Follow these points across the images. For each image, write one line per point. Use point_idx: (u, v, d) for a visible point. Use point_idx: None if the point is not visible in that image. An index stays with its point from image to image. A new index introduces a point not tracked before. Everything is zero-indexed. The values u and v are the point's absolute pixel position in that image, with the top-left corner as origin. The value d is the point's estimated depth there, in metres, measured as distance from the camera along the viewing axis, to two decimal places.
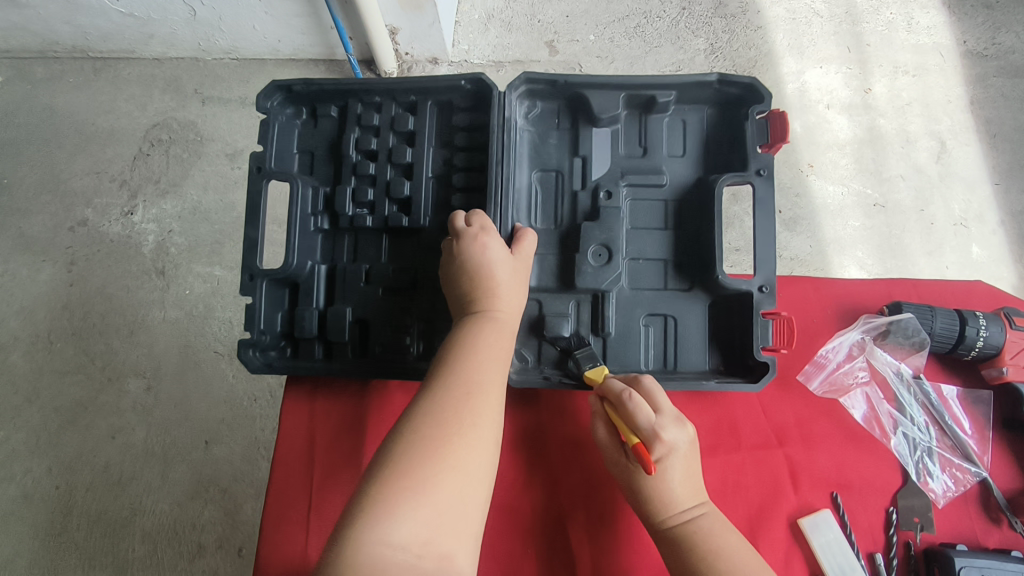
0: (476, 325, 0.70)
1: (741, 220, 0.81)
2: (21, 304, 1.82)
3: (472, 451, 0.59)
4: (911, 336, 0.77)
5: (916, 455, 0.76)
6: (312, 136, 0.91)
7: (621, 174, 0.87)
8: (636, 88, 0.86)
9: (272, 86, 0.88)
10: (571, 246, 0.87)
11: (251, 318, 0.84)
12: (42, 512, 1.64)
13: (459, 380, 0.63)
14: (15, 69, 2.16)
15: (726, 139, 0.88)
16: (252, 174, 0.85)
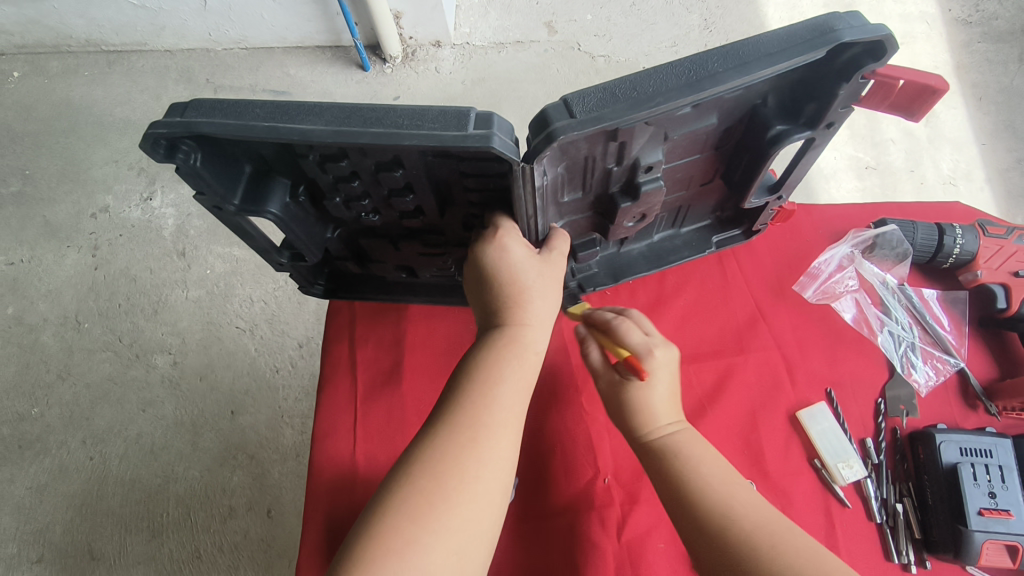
0: (494, 341, 0.56)
1: (803, 164, 0.64)
2: (47, 288, 1.83)
3: (467, 514, 0.47)
4: (895, 247, 0.74)
5: (900, 350, 0.73)
6: (242, 146, 0.55)
7: (667, 134, 0.56)
8: (698, 81, 0.48)
9: (151, 133, 0.49)
10: (601, 208, 0.65)
11: (304, 280, 0.75)
12: (75, 484, 1.57)
13: (465, 413, 0.50)
14: (32, 65, 2.24)
15: (808, 81, 0.54)
16: (214, 216, 0.58)
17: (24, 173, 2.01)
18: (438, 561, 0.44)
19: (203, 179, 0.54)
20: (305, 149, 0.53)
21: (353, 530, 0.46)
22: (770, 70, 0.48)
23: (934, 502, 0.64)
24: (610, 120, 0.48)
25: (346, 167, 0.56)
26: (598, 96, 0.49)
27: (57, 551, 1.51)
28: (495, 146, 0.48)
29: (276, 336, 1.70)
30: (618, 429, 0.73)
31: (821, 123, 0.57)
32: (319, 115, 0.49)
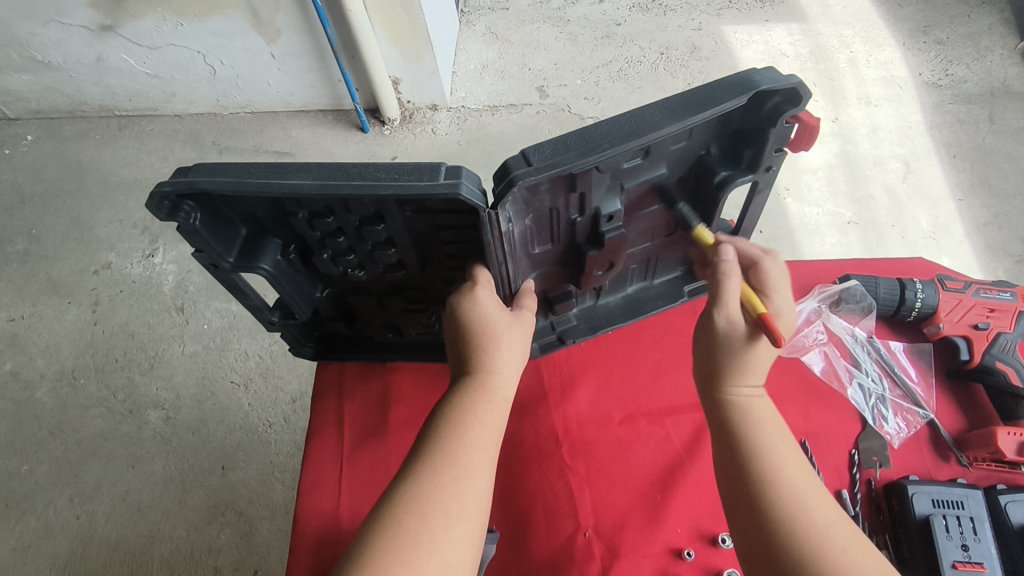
0: (465, 388, 0.58)
1: (754, 208, 0.69)
2: (44, 343, 1.85)
3: (452, 554, 0.47)
4: (860, 301, 0.78)
5: (871, 403, 0.74)
6: (237, 207, 0.59)
7: (622, 183, 0.61)
8: (639, 129, 0.53)
9: (159, 193, 0.53)
10: (571, 258, 0.69)
11: (293, 340, 0.78)
12: (59, 544, 1.54)
13: (442, 458, 0.52)
14: (46, 128, 2.34)
15: (743, 129, 0.60)
16: (209, 273, 0.62)
17: (31, 232, 2.07)
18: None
19: (202, 237, 0.57)
20: (294, 206, 0.57)
21: (338, 569, 0.46)
22: (703, 116, 0.53)
23: (911, 553, 0.64)
24: (564, 165, 0.52)
25: (333, 223, 0.59)
26: (552, 146, 0.54)
27: None
28: (464, 194, 0.52)
29: (270, 389, 1.72)
30: (600, 482, 0.74)
31: (760, 167, 0.62)
32: (308, 172, 0.53)
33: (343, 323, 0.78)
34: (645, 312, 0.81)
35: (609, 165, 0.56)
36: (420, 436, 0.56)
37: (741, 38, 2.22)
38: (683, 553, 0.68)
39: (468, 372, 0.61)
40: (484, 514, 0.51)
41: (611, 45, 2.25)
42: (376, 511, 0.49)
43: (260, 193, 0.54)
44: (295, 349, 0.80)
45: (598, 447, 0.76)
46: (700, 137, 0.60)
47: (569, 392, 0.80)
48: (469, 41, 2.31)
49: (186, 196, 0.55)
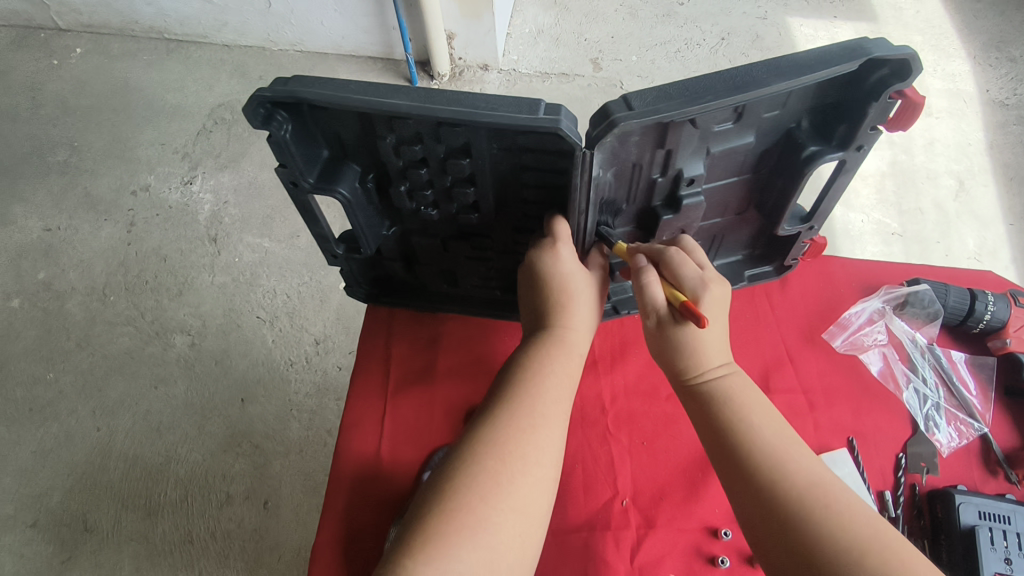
0: (542, 342, 0.59)
1: (834, 191, 0.67)
2: (78, 257, 1.87)
3: (528, 497, 0.48)
4: (926, 306, 0.76)
5: (925, 409, 0.74)
6: (326, 126, 0.58)
7: (709, 147, 0.59)
8: (744, 84, 0.51)
9: (257, 98, 0.52)
10: (643, 222, 0.68)
11: (350, 277, 0.78)
12: (79, 453, 1.58)
13: (520, 406, 0.52)
14: (95, 44, 2.33)
15: (839, 103, 0.58)
16: (287, 191, 0.61)
17: (73, 145, 2.08)
18: (506, 539, 0.46)
19: (289, 151, 0.56)
20: (385, 129, 0.56)
21: (418, 501, 0.48)
22: (810, 77, 0.51)
23: (950, 559, 0.64)
24: (664, 113, 0.51)
25: (420, 153, 0.58)
26: (654, 93, 0.52)
27: (51, 518, 1.51)
28: (564, 130, 0.51)
29: (295, 329, 1.73)
30: (642, 455, 0.74)
31: (851, 145, 0.59)
32: (407, 93, 0.52)
33: (400, 265, 0.77)
34: None
35: (703, 121, 0.55)
36: (497, 386, 0.56)
37: (806, 32, 2.16)
38: (719, 532, 0.69)
39: (546, 327, 0.61)
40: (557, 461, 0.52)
41: (672, 24, 2.19)
42: (453, 453, 0.51)
43: (358, 109, 0.52)
44: (349, 287, 0.80)
45: (642, 421, 0.76)
46: (795, 107, 0.58)
47: (618, 362, 0.80)
48: (527, 3, 2.25)
49: (281, 105, 0.54)
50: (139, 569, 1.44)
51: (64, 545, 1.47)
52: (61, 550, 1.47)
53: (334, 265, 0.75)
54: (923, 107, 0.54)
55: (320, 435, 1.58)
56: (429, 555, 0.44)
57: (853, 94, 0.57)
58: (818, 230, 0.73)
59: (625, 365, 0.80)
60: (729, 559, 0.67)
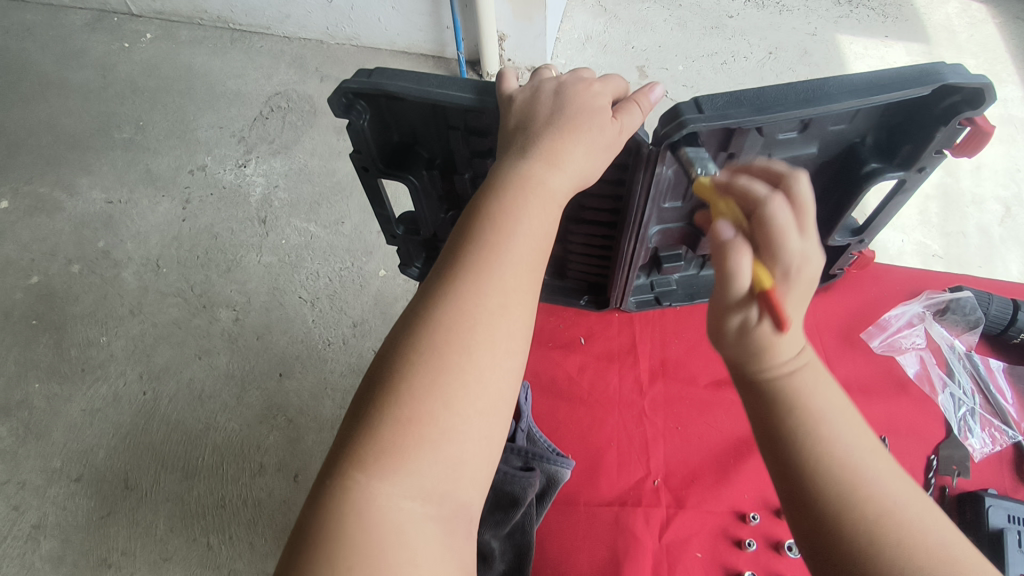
0: (515, 182, 0.48)
1: (891, 209, 0.68)
2: (136, 229, 1.97)
3: (487, 362, 0.43)
4: (967, 314, 0.78)
5: (959, 414, 0.74)
6: (400, 116, 0.62)
7: (771, 153, 0.61)
8: (814, 99, 0.53)
9: (341, 89, 0.57)
10: (696, 220, 0.69)
11: (406, 256, 0.82)
12: (125, 413, 1.66)
13: (488, 272, 0.45)
14: (164, 30, 2.45)
15: (906, 125, 0.60)
16: (359, 176, 0.66)
17: (137, 124, 2.19)
18: (482, 421, 0.42)
19: (366, 138, 0.61)
20: (457, 121, 0.60)
21: (367, 386, 0.43)
22: (884, 97, 0.53)
23: None
24: (735, 119, 0.53)
25: (488, 144, 0.62)
26: (726, 99, 0.54)
27: (95, 474, 1.57)
28: (631, 125, 0.56)
29: (334, 311, 1.79)
30: (675, 439, 0.76)
31: (913, 166, 0.62)
32: (482, 89, 0.56)
33: None
34: None
35: (770, 129, 0.57)
36: (455, 237, 0.48)
37: (856, 51, 2.15)
38: (747, 517, 0.71)
39: (509, 169, 0.50)
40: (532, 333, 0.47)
41: (720, 36, 2.21)
42: (412, 326, 0.44)
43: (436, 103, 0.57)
44: (404, 266, 0.84)
45: (675, 407, 0.79)
46: (862, 122, 0.60)
47: (656, 349, 0.83)
48: (578, 10, 2.30)
49: (361, 97, 0.58)
50: (173, 528, 1.49)
51: (105, 500, 1.54)
52: (102, 505, 1.53)
53: (392, 244, 0.80)
54: (990, 138, 0.55)
55: None
56: (400, 441, 0.40)
57: (920, 116, 0.59)
58: (869, 243, 0.75)
59: (663, 353, 0.83)
60: (756, 542, 0.69)
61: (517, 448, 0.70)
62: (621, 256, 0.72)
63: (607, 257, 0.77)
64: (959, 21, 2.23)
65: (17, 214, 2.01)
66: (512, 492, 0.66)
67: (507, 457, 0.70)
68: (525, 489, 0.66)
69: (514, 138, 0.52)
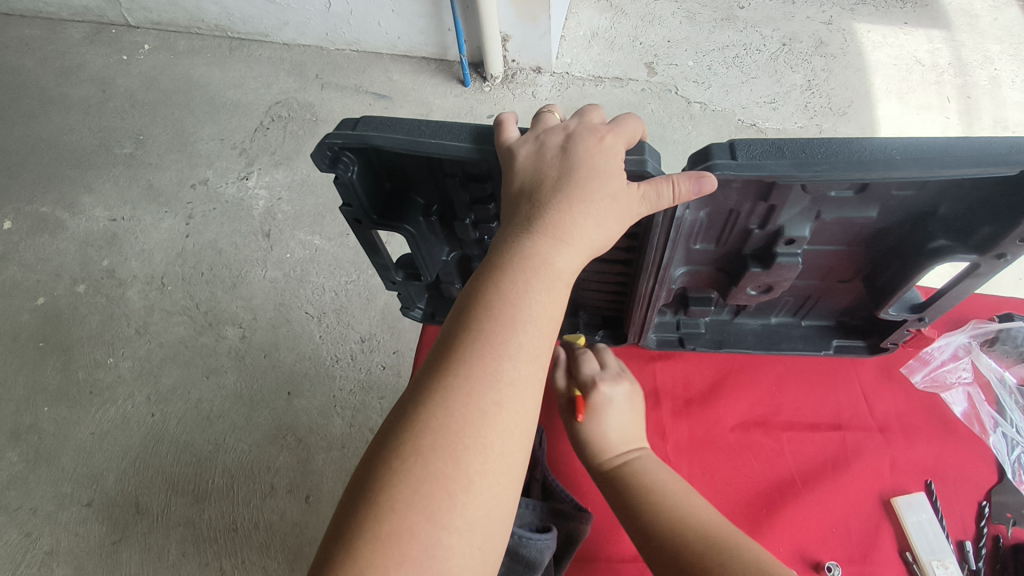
0: (517, 265, 0.46)
1: (956, 291, 0.61)
2: (140, 247, 1.94)
3: (486, 465, 0.41)
4: (1018, 345, 0.73)
5: (1014, 455, 0.69)
6: (393, 165, 0.59)
7: (820, 212, 0.56)
8: (870, 161, 0.47)
9: (326, 144, 0.54)
10: (727, 267, 0.65)
11: (407, 300, 0.78)
12: (134, 436, 1.63)
13: (483, 369, 0.43)
14: (162, 41, 2.41)
15: (987, 204, 0.53)
16: (353, 227, 0.63)
17: (138, 138, 2.16)
18: (472, 536, 0.39)
19: (357, 190, 0.58)
20: (453, 167, 0.56)
21: (360, 481, 0.41)
22: (953, 172, 0.46)
23: None
24: (772, 171, 0.48)
25: (488, 190, 0.58)
26: (765, 148, 0.49)
27: (105, 499, 1.54)
28: (649, 172, 0.50)
29: (341, 326, 1.75)
30: (701, 486, 0.71)
31: (989, 252, 0.55)
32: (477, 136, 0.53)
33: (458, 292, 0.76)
34: (780, 348, 0.74)
35: (816, 188, 0.51)
36: (453, 328, 0.45)
37: (875, 39, 2.06)
38: None
39: (509, 247, 0.48)
40: (527, 436, 0.45)
41: (731, 28, 2.13)
42: (403, 425, 0.42)
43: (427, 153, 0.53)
44: (407, 309, 0.79)
45: (699, 451, 0.73)
46: (933, 193, 0.53)
47: (678, 386, 0.78)
48: (583, 7, 2.23)
49: (349, 149, 0.55)
50: (185, 553, 1.46)
51: (116, 526, 1.51)
52: (112, 531, 1.50)
53: (393, 290, 0.76)
54: None
55: (362, 432, 1.58)
56: (380, 561, 0.37)
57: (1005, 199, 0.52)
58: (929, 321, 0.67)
59: (685, 391, 0.77)
60: None
61: (531, 505, 0.67)
62: (638, 293, 0.66)
63: (624, 293, 0.70)
64: (982, 5, 2.13)
65: (20, 233, 1.99)
66: (527, 555, 0.61)
67: (519, 515, 0.66)
68: (543, 552, 0.61)
69: (516, 202, 0.50)
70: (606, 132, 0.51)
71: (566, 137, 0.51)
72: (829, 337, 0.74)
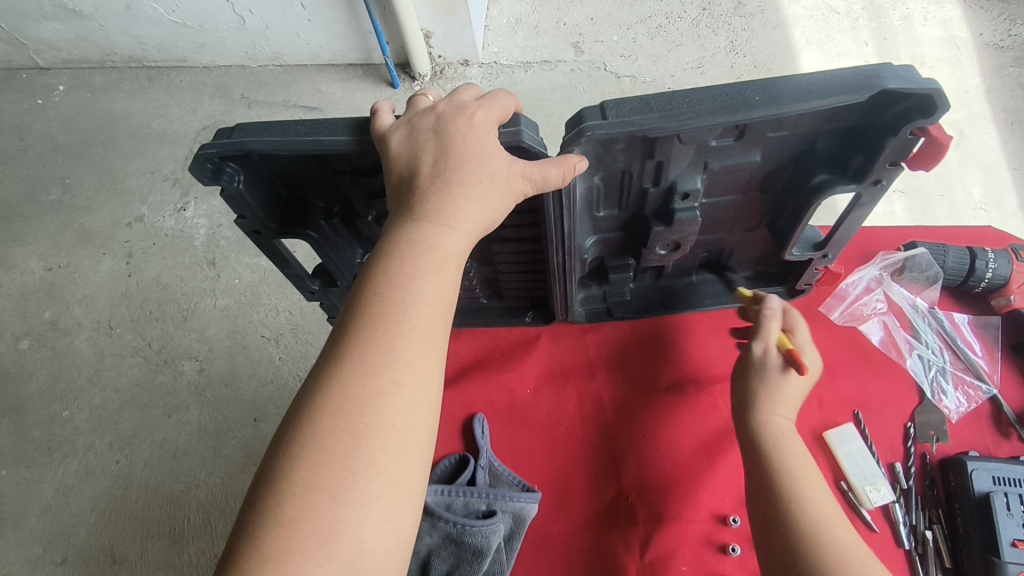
0: (402, 250, 0.47)
1: (850, 221, 0.63)
2: (81, 293, 1.88)
3: (388, 444, 0.42)
4: (925, 270, 0.76)
5: (930, 375, 0.72)
6: (280, 169, 0.58)
7: (707, 162, 0.57)
8: (734, 105, 0.49)
9: (201, 155, 0.53)
10: (633, 231, 0.66)
11: (332, 309, 0.78)
12: (100, 486, 1.58)
13: (376, 351, 0.43)
14: (77, 79, 2.33)
15: (857, 132, 0.55)
16: (251, 239, 0.62)
17: (64, 182, 2.09)
18: (378, 512, 0.40)
19: (247, 202, 0.57)
20: (340, 163, 0.57)
21: (259, 475, 0.41)
22: (808, 106, 0.48)
23: (966, 530, 0.63)
24: (641, 126, 0.49)
25: (381, 181, 0.59)
26: (635, 104, 0.51)
27: (80, 554, 1.50)
28: (526, 141, 0.51)
29: (300, 345, 1.72)
30: (644, 448, 0.72)
31: (866, 178, 0.57)
32: (355, 127, 0.53)
33: None
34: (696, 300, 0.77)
35: (694, 138, 0.53)
36: (345, 317, 0.46)
37: None
38: (728, 520, 0.66)
39: (396, 234, 0.48)
40: (431, 414, 0.46)
41: None
42: (302, 413, 0.42)
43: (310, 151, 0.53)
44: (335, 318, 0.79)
45: (639, 415, 0.75)
46: (807, 132, 0.55)
47: (615, 357, 0.79)
48: None
49: (228, 158, 0.54)
50: None
51: None
52: None
53: (315, 301, 0.76)
54: (946, 151, 0.51)
55: None
56: (286, 543, 0.37)
57: (870, 124, 0.54)
58: (833, 257, 0.70)
59: (623, 360, 0.79)
60: (740, 545, 0.65)
61: (478, 491, 0.67)
62: (552, 268, 0.66)
63: (541, 272, 0.72)
64: None
65: None
66: (474, 543, 0.62)
67: (467, 503, 0.67)
68: (488, 537, 0.62)
69: (399, 189, 0.50)
70: (473, 108, 0.51)
71: (436, 118, 0.51)
72: (747, 282, 0.77)
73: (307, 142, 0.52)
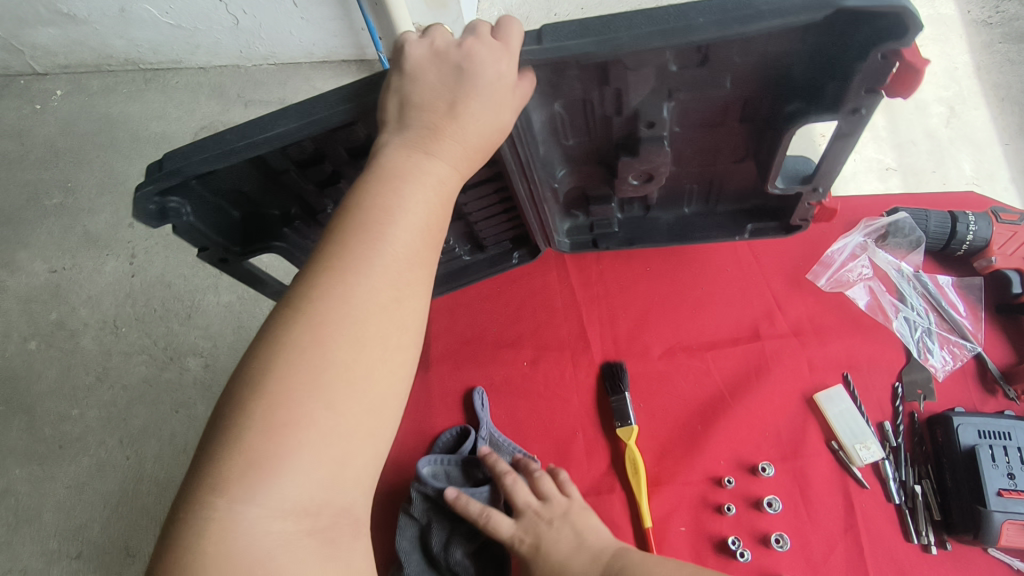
0: (397, 180, 0.51)
1: (835, 153, 0.62)
2: (87, 294, 1.90)
3: (371, 358, 0.47)
4: (908, 235, 0.77)
5: (917, 335, 0.74)
6: (222, 187, 0.64)
7: (671, 90, 0.59)
8: (674, 30, 0.50)
9: (142, 199, 0.59)
10: (603, 158, 0.69)
11: None
12: (112, 481, 1.61)
13: (366, 273, 0.48)
14: (74, 83, 2.34)
15: (828, 58, 0.54)
16: (218, 263, 0.71)
17: (66, 186, 2.11)
18: (355, 420, 0.46)
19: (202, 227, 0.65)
20: (276, 161, 0.62)
21: (253, 371, 0.45)
22: (748, 28, 0.49)
23: (953, 483, 0.65)
24: (573, 51, 0.51)
25: (325, 167, 0.65)
26: (572, 28, 0.52)
27: (95, 548, 1.52)
28: None
29: None
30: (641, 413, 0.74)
31: (844, 107, 0.56)
32: (280, 121, 0.57)
33: None
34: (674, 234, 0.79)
35: (643, 61, 0.54)
36: (337, 234, 0.49)
37: None
38: (723, 481, 0.70)
39: (387, 162, 0.52)
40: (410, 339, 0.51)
41: None
42: (292, 315, 0.46)
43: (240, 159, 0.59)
44: None
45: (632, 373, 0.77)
46: (773, 57, 0.55)
47: (612, 325, 0.81)
48: None
49: (168, 194, 0.61)
50: None
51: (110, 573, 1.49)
52: None
53: None
54: (921, 74, 0.50)
55: None
56: (281, 443, 0.43)
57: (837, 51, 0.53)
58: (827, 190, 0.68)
59: (619, 329, 0.80)
60: (735, 505, 0.68)
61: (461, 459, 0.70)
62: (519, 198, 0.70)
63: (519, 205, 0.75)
64: None
65: None
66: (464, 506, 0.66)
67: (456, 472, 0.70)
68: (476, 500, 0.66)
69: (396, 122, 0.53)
70: (476, 41, 0.53)
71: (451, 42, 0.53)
72: (742, 222, 0.77)
73: (236, 153, 0.57)
